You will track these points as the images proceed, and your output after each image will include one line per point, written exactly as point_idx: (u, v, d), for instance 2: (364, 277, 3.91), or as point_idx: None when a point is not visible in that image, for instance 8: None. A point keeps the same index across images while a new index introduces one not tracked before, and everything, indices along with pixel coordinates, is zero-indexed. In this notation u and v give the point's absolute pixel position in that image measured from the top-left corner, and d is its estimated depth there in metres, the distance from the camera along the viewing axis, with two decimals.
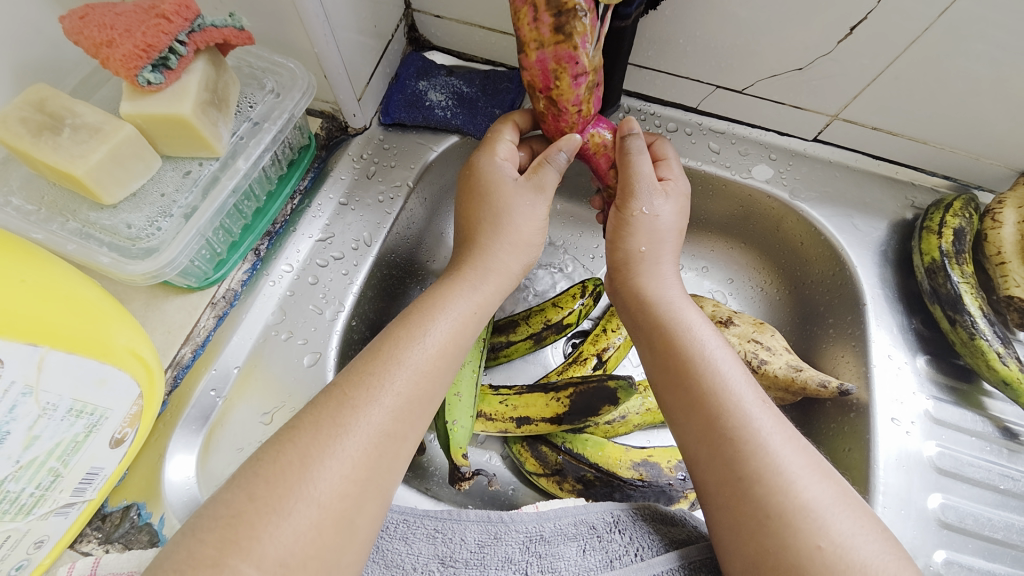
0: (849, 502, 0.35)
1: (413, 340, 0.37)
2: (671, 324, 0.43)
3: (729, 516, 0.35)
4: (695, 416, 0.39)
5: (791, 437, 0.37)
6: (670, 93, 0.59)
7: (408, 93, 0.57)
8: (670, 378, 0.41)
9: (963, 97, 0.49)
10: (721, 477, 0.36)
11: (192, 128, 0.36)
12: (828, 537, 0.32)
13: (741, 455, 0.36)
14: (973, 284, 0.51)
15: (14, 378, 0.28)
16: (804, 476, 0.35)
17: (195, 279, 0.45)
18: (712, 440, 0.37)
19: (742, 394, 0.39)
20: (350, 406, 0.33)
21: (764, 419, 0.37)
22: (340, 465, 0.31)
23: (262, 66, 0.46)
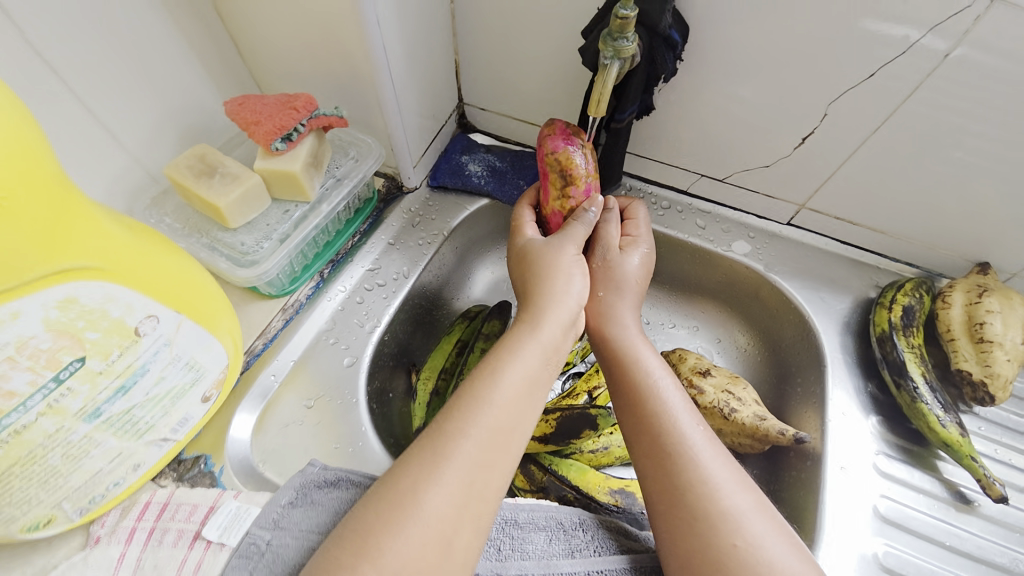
0: (773, 516, 0.42)
1: (510, 391, 0.43)
2: (625, 356, 0.51)
3: (666, 518, 0.43)
4: (643, 436, 0.47)
5: (722, 454, 0.45)
6: (663, 177, 0.73)
7: (452, 164, 0.73)
8: (625, 402, 0.49)
9: (904, 195, 0.60)
10: (662, 488, 0.44)
11: (297, 180, 0.52)
12: (743, 538, 0.40)
13: (676, 468, 0.44)
14: (918, 355, 0.58)
15: (162, 333, 0.40)
16: (728, 488, 0.42)
17: (275, 288, 0.58)
18: (656, 456, 0.45)
19: (680, 416, 0.47)
20: (462, 448, 0.40)
21: (699, 439, 0.45)
22: (455, 499, 0.38)
23: (348, 139, 0.63)
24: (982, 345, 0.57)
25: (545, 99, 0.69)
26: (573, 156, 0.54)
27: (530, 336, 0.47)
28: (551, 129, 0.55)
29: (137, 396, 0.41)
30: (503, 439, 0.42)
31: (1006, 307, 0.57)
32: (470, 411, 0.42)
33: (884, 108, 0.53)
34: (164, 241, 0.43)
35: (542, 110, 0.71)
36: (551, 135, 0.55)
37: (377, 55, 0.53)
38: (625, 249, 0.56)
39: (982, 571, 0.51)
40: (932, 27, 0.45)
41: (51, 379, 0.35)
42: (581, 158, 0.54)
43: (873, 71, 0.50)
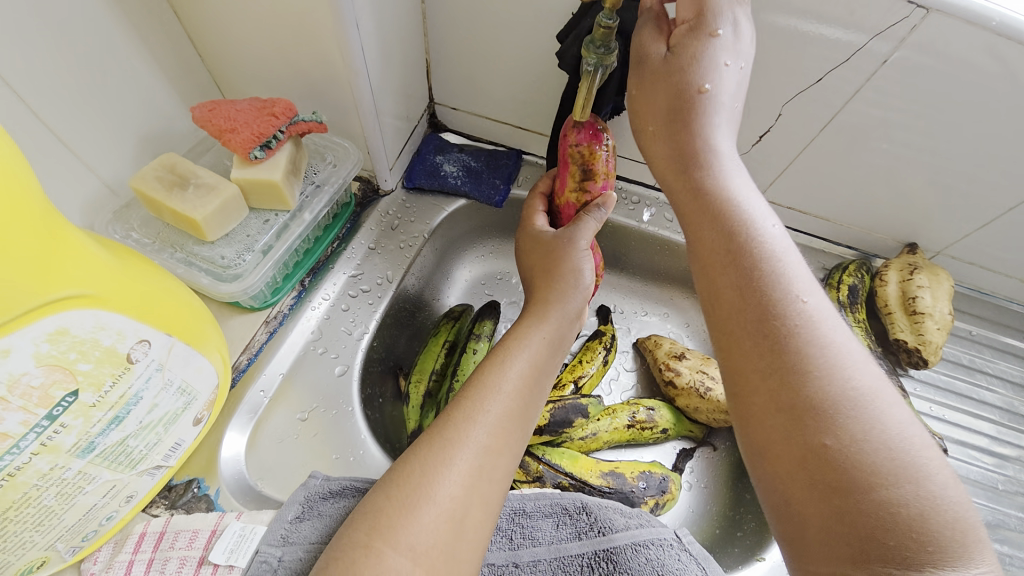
0: (905, 418, 0.32)
1: (516, 379, 0.45)
2: (724, 212, 0.39)
3: (742, 400, 0.35)
4: (745, 304, 0.36)
5: (866, 363, 0.33)
6: (632, 174, 0.76)
7: (427, 165, 0.74)
8: (725, 257, 0.38)
9: (845, 186, 0.67)
10: (763, 363, 0.34)
11: (279, 189, 0.50)
12: (835, 438, 0.31)
13: (782, 333, 0.34)
14: (863, 327, 0.66)
15: (154, 357, 0.39)
16: (850, 366, 0.33)
17: (257, 300, 0.56)
18: (761, 325, 0.35)
19: (801, 288, 0.36)
20: (470, 433, 0.41)
21: (820, 334, 0.34)
22: (463, 481, 0.39)
23: (324, 144, 0.61)
24: (916, 317, 0.65)
25: (518, 99, 0.70)
26: (600, 152, 0.52)
27: (535, 328, 0.49)
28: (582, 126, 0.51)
29: (130, 425, 0.39)
30: (511, 424, 0.43)
31: (934, 282, 0.65)
32: (478, 399, 0.43)
33: (831, 108, 0.58)
34: (144, 260, 0.41)
35: (515, 110, 0.72)
36: (579, 129, 0.51)
37: (356, 58, 0.52)
38: (695, 61, 0.41)
39: None
40: (877, 33, 0.50)
41: (44, 417, 0.33)
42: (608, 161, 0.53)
43: (822, 75, 0.55)
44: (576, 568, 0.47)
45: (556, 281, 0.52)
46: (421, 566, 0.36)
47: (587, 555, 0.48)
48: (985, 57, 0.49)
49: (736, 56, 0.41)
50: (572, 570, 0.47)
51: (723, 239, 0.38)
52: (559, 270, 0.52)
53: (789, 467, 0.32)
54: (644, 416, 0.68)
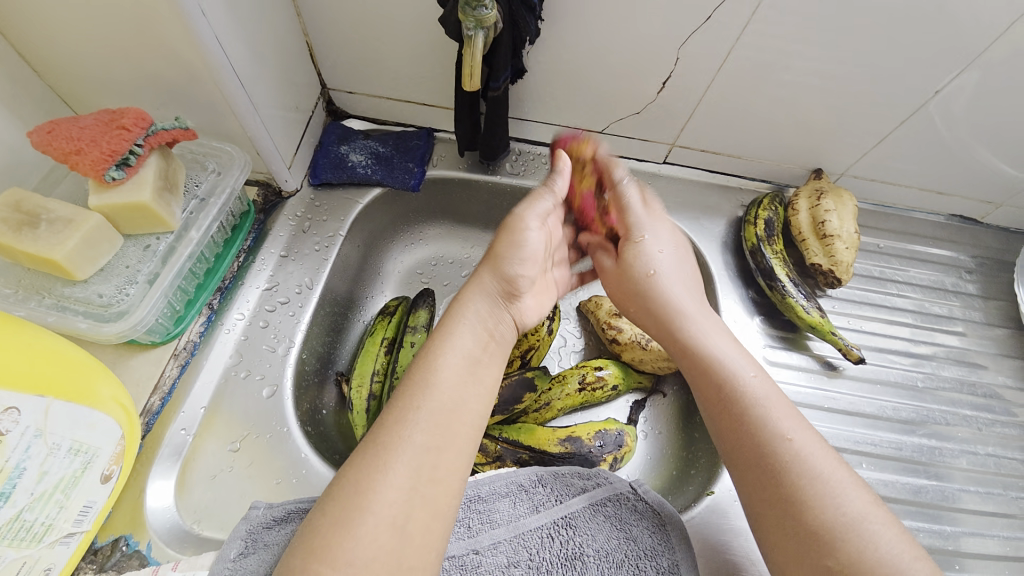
0: (895, 532, 0.37)
1: (452, 373, 0.43)
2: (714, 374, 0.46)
3: (761, 516, 0.40)
4: (772, 516, 0.39)
5: (845, 480, 0.39)
6: (549, 137, 0.75)
7: (332, 157, 0.69)
8: (738, 442, 0.43)
9: (751, 122, 0.68)
10: (780, 539, 0.39)
11: (151, 210, 0.45)
12: (838, 558, 0.36)
13: (792, 508, 0.38)
14: (781, 258, 0.68)
15: (29, 423, 0.35)
16: (840, 491, 0.38)
17: (158, 335, 0.52)
18: (777, 504, 0.39)
19: (804, 449, 0.40)
20: (405, 435, 0.40)
21: (817, 463, 0.40)
22: (403, 483, 0.38)
23: (202, 151, 0.55)
24: (827, 240, 0.68)
25: (415, 74, 0.66)
26: (584, 171, 0.58)
27: (469, 320, 0.47)
28: (573, 150, 0.58)
29: (20, 498, 0.35)
30: (450, 420, 0.41)
31: (839, 204, 0.69)
32: (414, 399, 0.42)
33: (724, 45, 0.58)
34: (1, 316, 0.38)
35: (415, 86, 0.68)
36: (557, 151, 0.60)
37: (214, 50, 0.46)
38: (639, 259, 0.56)
39: (855, 421, 0.64)
40: None
41: None
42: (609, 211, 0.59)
43: (711, 12, 0.55)
44: (537, 542, 0.47)
45: (497, 269, 0.51)
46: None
47: (546, 526, 0.48)
48: None
49: (667, 248, 0.56)
50: (532, 545, 0.47)
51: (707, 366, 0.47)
52: (502, 261, 0.51)
53: (798, 573, 0.37)
54: (594, 376, 0.69)
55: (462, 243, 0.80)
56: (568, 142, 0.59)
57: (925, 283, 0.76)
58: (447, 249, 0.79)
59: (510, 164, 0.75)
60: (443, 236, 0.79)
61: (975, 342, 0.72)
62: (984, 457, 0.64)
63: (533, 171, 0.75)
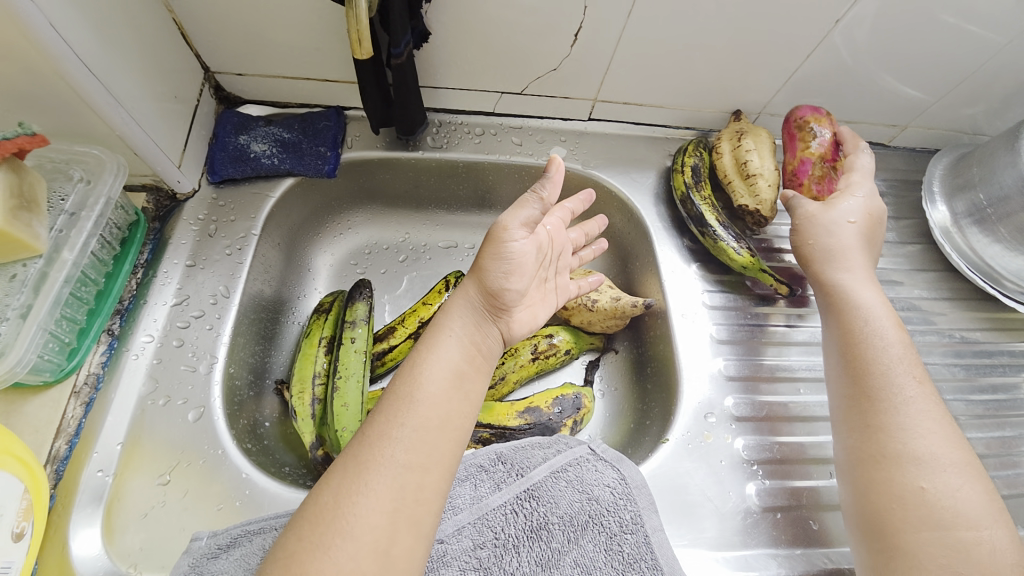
0: (975, 480, 0.42)
1: (436, 390, 0.42)
2: (847, 303, 0.53)
3: (852, 435, 0.47)
4: (864, 430, 0.46)
5: (935, 431, 0.44)
6: (467, 105, 0.71)
7: (231, 150, 0.62)
8: (851, 372, 0.49)
9: (668, 69, 0.67)
10: (866, 456, 0.45)
11: (7, 235, 0.39)
12: (930, 482, 0.42)
13: (883, 438, 0.45)
14: (710, 203, 0.68)
15: None
16: (933, 439, 0.44)
17: (50, 373, 0.46)
18: (870, 427, 0.46)
19: (904, 389, 0.46)
20: (386, 453, 0.38)
21: (914, 415, 0.45)
22: (384, 506, 0.36)
23: (64, 158, 0.48)
24: (750, 180, 0.68)
25: (308, 48, 0.59)
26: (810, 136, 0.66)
27: (450, 338, 0.46)
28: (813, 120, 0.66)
29: None
30: (433, 437, 0.40)
31: (759, 142, 0.69)
32: (394, 415, 0.40)
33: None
34: None
35: (310, 62, 0.61)
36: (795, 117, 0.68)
37: (46, 35, 0.39)
38: (837, 211, 0.58)
39: (795, 351, 0.65)
40: None
41: None
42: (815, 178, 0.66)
43: None
44: (501, 519, 0.47)
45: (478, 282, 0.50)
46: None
47: (509, 502, 0.48)
48: None
49: (866, 195, 0.59)
50: (497, 522, 0.47)
51: (846, 320, 0.52)
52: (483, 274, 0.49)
53: (877, 494, 0.44)
54: (545, 344, 0.69)
55: (396, 227, 0.76)
56: (805, 110, 0.67)
57: None
58: (380, 235, 0.75)
59: (431, 138, 0.71)
60: (372, 221, 0.75)
61: (892, 261, 0.77)
62: None
63: (456, 142, 0.71)
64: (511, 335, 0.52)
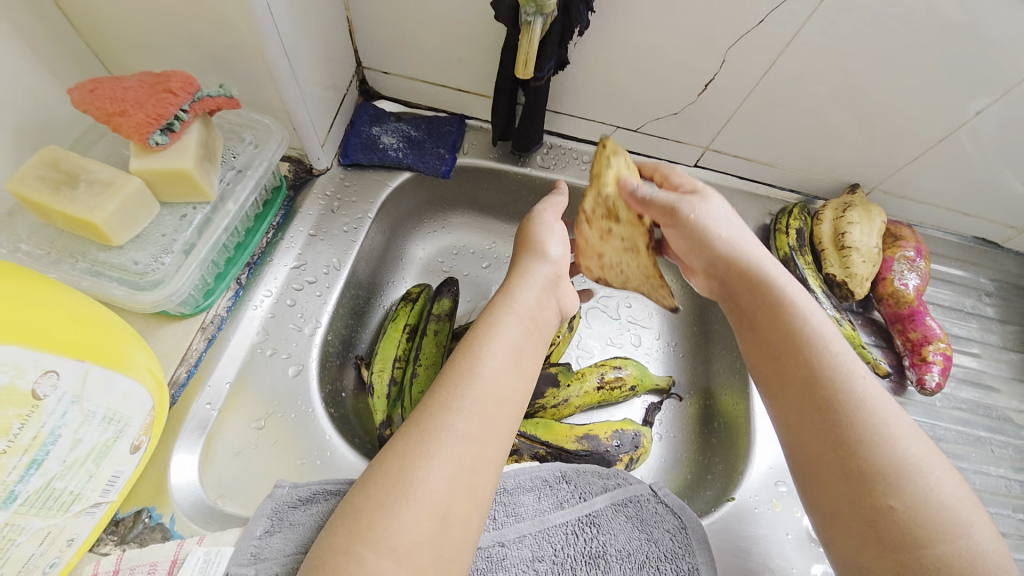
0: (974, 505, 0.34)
1: (497, 366, 0.43)
2: (804, 355, 0.40)
3: (818, 500, 0.37)
4: (844, 488, 0.35)
5: (938, 465, 0.35)
6: (582, 132, 0.74)
7: (364, 137, 0.68)
8: (828, 458, 0.37)
9: (789, 131, 0.67)
10: (866, 525, 0.34)
11: (191, 178, 0.44)
12: (949, 550, 0.32)
13: (882, 498, 0.34)
14: (813, 267, 0.68)
15: (67, 389, 0.34)
16: (938, 475, 0.34)
17: (188, 306, 0.51)
18: (872, 520, 0.34)
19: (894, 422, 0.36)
20: (452, 425, 0.39)
21: (911, 446, 0.35)
22: (447, 475, 0.37)
23: (240, 122, 0.54)
24: (844, 252, 0.67)
25: (453, 59, 0.65)
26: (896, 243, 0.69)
27: (507, 310, 0.48)
28: (892, 228, 0.71)
29: (52, 467, 0.34)
30: (493, 410, 0.41)
31: (865, 219, 0.68)
32: (458, 388, 0.41)
33: (771, 51, 0.57)
34: (16, 278, 0.34)
35: (451, 71, 0.67)
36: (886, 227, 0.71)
37: (264, 19, 0.45)
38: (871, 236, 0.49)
39: None
40: None
41: None
42: (903, 280, 0.67)
43: (763, 16, 0.54)
44: (561, 537, 0.47)
45: (529, 257, 0.55)
46: (406, 567, 0.33)
47: (571, 522, 0.48)
48: None
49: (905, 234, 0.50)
50: (557, 540, 0.47)
51: (681, 237, 0.51)
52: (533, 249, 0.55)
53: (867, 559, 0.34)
54: (612, 376, 0.69)
55: (487, 235, 0.79)
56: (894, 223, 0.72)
57: (946, 302, 0.76)
58: (472, 241, 0.79)
59: (541, 158, 0.74)
60: (468, 227, 0.79)
61: (992, 365, 0.73)
62: (996, 479, 0.65)
63: (563, 166, 0.74)
64: (563, 305, 0.56)
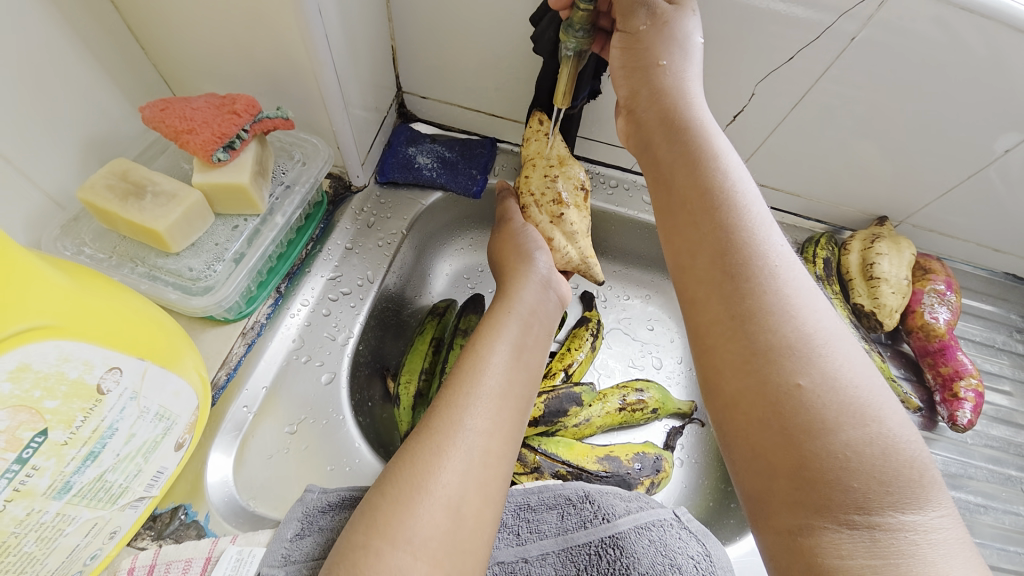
0: (897, 408, 0.32)
1: (503, 365, 0.45)
2: (734, 252, 0.37)
3: (733, 404, 0.34)
4: (761, 394, 0.33)
5: (860, 363, 0.33)
6: (610, 158, 0.76)
7: (400, 157, 0.71)
8: (741, 349, 0.34)
9: (817, 163, 0.68)
10: (776, 426, 0.32)
11: (246, 192, 0.47)
12: (853, 438, 0.30)
13: (795, 400, 0.32)
14: (841, 297, 0.69)
15: (127, 385, 0.35)
16: (851, 370, 0.33)
17: (232, 312, 0.54)
18: (782, 422, 0.32)
19: (822, 331, 0.34)
20: (465, 422, 0.41)
21: (833, 350, 0.33)
22: (461, 469, 0.39)
23: (290, 141, 0.58)
24: (873, 282, 0.67)
25: (490, 86, 0.68)
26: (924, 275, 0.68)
27: (508, 308, 0.51)
28: (921, 260, 0.70)
29: (106, 460, 0.36)
30: (502, 406, 0.43)
31: (894, 251, 0.68)
32: (467, 386, 0.43)
33: (799, 88, 0.59)
34: (90, 278, 0.36)
35: (486, 97, 0.70)
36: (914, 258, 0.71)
37: (321, 47, 0.48)
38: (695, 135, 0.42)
39: None
40: (843, 12, 0.51)
41: (13, 461, 0.30)
42: (932, 313, 0.66)
43: (793, 55, 0.56)
44: (585, 558, 0.48)
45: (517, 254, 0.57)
46: (424, 560, 0.35)
47: (594, 543, 0.48)
48: (941, 34, 0.50)
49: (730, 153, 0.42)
50: (580, 560, 0.48)
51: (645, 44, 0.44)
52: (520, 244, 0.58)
53: (779, 460, 0.31)
54: (634, 398, 0.69)
55: None
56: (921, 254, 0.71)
57: (977, 338, 0.75)
58: None
59: None
60: None
61: None
62: None
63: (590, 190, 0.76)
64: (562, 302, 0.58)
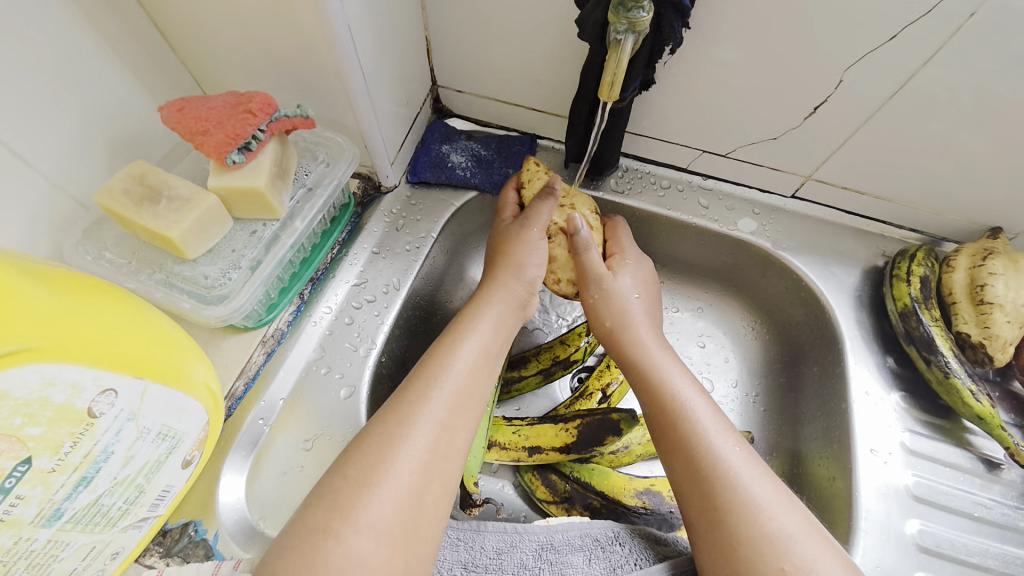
0: (826, 545, 0.39)
1: (465, 368, 0.44)
2: (680, 437, 0.45)
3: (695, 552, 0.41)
4: (711, 543, 0.40)
5: (778, 502, 0.41)
6: (663, 156, 0.68)
7: (433, 156, 0.67)
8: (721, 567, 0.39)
9: (916, 163, 0.57)
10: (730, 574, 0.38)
11: (263, 197, 0.44)
12: (791, 564, 0.37)
13: (741, 551, 0.39)
14: (942, 326, 0.58)
15: (124, 406, 0.34)
16: (771, 508, 0.40)
17: (252, 320, 0.51)
18: (731, 560, 0.39)
19: (741, 468, 0.42)
20: (414, 433, 0.39)
21: (753, 487, 0.41)
22: (411, 475, 0.37)
23: (314, 140, 0.55)
24: (983, 308, 0.56)
25: (529, 78, 0.62)
26: None
27: (484, 315, 0.49)
28: None
29: (102, 482, 0.34)
30: (461, 413, 0.42)
31: (1011, 270, 0.55)
32: (427, 389, 0.42)
33: (902, 73, 0.48)
34: (92, 291, 0.34)
35: (525, 89, 0.64)
36: None
37: (342, 39, 0.44)
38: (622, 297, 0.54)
39: (1006, 537, 0.54)
40: None
41: None
42: None
43: (897, 32, 0.45)
44: None
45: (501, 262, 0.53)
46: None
47: None
48: None
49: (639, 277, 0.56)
50: None
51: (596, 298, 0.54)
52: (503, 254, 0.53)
53: None
54: None
55: None
56: None
57: None
58: None
59: (615, 181, 0.69)
60: None
61: None
62: None
63: (639, 191, 0.69)
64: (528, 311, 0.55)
